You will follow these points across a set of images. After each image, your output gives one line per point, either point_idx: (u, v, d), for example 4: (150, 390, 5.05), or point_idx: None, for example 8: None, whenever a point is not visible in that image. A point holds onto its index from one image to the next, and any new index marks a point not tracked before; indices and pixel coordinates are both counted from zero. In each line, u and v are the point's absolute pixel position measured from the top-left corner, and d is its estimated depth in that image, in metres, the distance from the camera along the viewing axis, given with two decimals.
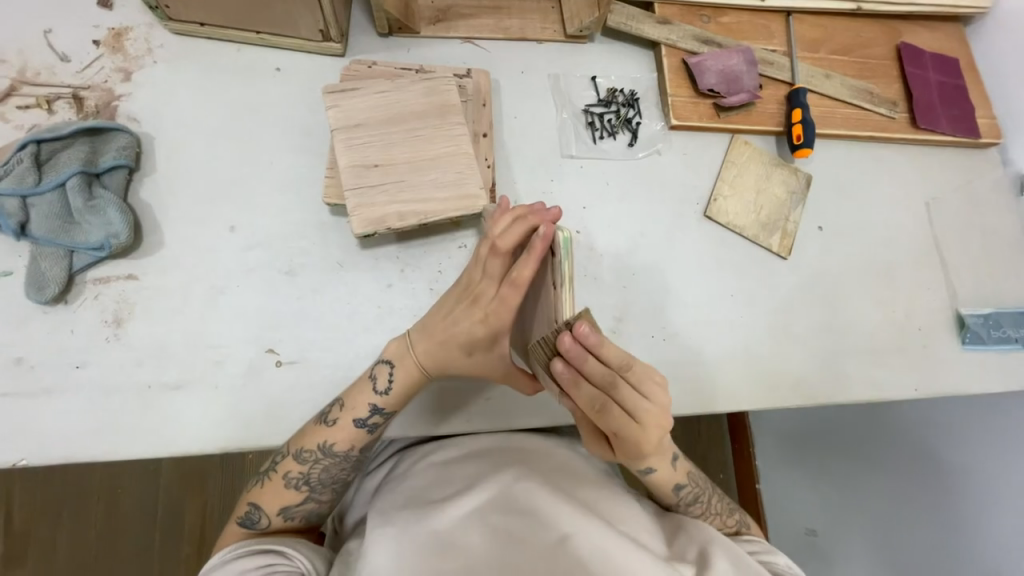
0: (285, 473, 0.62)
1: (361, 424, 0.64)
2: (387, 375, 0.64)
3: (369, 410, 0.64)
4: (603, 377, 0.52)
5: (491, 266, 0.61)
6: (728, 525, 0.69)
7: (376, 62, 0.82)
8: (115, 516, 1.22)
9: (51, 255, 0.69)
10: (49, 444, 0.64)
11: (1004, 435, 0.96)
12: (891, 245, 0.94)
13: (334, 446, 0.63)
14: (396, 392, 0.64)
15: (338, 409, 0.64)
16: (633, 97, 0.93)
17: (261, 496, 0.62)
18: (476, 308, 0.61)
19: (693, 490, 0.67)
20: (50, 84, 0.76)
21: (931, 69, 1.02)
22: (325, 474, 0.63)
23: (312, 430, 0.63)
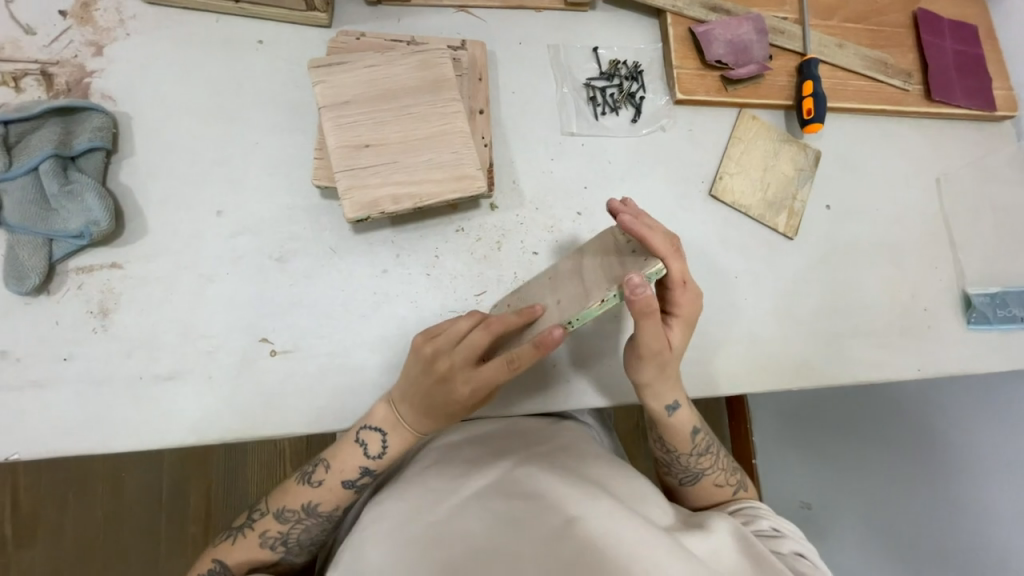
0: (264, 532, 0.63)
1: (349, 485, 0.64)
2: (379, 442, 0.64)
3: (359, 472, 0.64)
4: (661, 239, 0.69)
5: (467, 348, 0.60)
6: (729, 484, 0.73)
7: (365, 33, 0.77)
8: (119, 500, 1.22)
9: (29, 244, 0.66)
10: (41, 437, 0.63)
11: (1004, 415, 0.95)
12: (900, 223, 0.92)
13: (318, 506, 0.64)
14: (389, 458, 0.64)
15: (323, 471, 0.64)
16: (637, 69, 0.88)
17: (229, 555, 0.62)
18: (453, 384, 0.60)
19: (706, 439, 0.74)
20: (16, 60, 0.72)
21: (948, 37, 0.97)
22: (304, 533, 0.64)
23: (295, 489, 0.64)
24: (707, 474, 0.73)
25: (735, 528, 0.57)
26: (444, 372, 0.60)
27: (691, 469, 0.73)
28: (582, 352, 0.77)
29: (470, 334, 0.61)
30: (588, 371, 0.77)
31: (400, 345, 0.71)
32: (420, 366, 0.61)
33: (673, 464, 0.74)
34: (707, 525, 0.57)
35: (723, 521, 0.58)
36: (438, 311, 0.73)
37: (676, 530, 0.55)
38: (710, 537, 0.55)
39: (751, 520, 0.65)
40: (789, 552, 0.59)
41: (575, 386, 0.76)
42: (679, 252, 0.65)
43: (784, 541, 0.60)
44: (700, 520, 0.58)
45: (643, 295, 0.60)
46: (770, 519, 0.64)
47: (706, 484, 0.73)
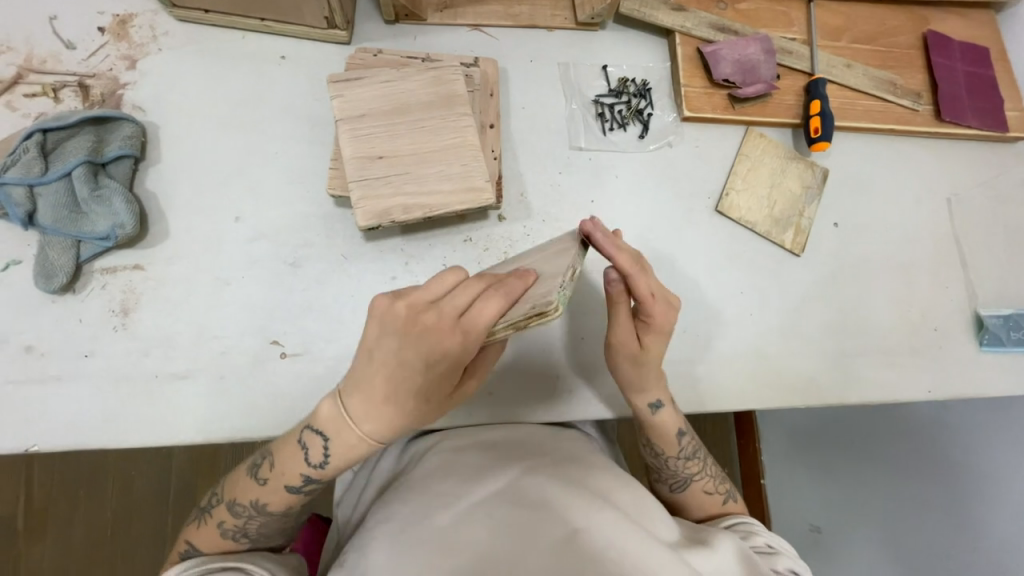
0: (220, 523, 0.61)
1: (294, 489, 0.60)
2: (320, 449, 0.57)
3: (302, 479, 0.59)
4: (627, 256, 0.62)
5: (452, 301, 0.52)
6: (718, 492, 0.72)
7: (382, 50, 0.80)
8: (128, 497, 1.25)
9: (58, 245, 0.69)
10: (60, 430, 0.66)
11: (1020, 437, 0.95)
12: (909, 242, 0.91)
13: (268, 504, 0.61)
14: (331, 468, 0.58)
15: (268, 468, 0.61)
16: (645, 87, 0.90)
17: (196, 539, 0.62)
18: (435, 335, 0.52)
19: (694, 444, 0.72)
20: (56, 72, 0.76)
21: (958, 59, 0.98)
22: (262, 526, 0.62)
23: (245, 484, 0.61)
24: (696, 481, 0.72)
25: (740, 549, 0.57)
26: (422, 322, 0.52)
27: (678, 473, 0.72)
28: (585, 363, 0.78)
29: (456, 292, 0.53)
30: (589, 382, 0.78)
31: None
32: (385, 324, 0.52)
33: (662, 469, 0.73)
34: (711, 541, 0.56)
35: (727, 540, 0.57)
36: None
37: (679, 546, 0.55)
38: (713, 555, 0.54)
39: (745, 536, 0.65)
40: (785, 569, 0.59)
41: (576, 398, 0.77)
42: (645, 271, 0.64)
43: (781, 558, 0.60)
44: (704, 536, 0.58)
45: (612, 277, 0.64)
46: (765, 535, 0.64)
47: (696, 490, 0.72)
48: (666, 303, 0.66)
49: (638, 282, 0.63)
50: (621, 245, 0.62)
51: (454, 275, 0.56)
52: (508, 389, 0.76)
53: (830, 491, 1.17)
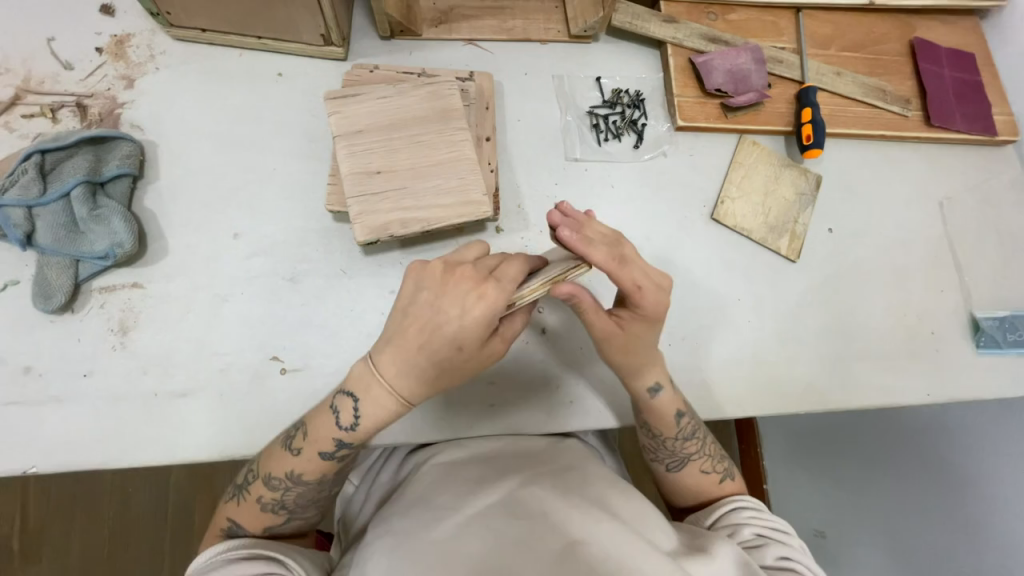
0: (258, 497, 0.61)
1: (327, 456, 0.61)
2: (352, 411, 0.59)
3: (334, 444, 0.60)
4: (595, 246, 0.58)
5: (485, 261, 0.58)
6: (717, 470, 0.72)
7: (378, 66, 0.81)
8: (126, 515, 1.23)
9: (57, 265, 0.69)
10: (59, 450, 0.65)
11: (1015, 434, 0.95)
12: (904, 246, 0.92)
13: (302, 474, 0.61)
14: (363, 428, 0.59)
15: (302, 439, 0.61)
16: (638, 97, 0.91)
17: (237, 518, 0.61)
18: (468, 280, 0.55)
19: (691, 422, 0.71)
20: (54, 93, 0.77)
21: (945, 65, 0.99)
22: (300, 497, 0.62)
23: (278, 457, 0.61)
24: (693, 460, 0.71)
25: (738, 554, 0.57)
26: (460, 272, 0.56)
27: (676, 454, 0.72)
28: (585, 373, 0.79)
29: (481, 259, 0.59)
30: (588, 391, 0.78)
31: None
32: (421, 281, 0.56)
33: (659, 449, 0.72)
34: (710, 550, 0.56)
35: (724, 546, 0.57)
36: None
37: (678, 555, 0.54)
38: (711, 563, 0.54)
39: (732, 530, 0.64)
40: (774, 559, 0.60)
41: (576, 407, 0.77)
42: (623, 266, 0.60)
43: (769, 549, 0.60)
44: (703, 543, 0.58)
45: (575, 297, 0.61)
46: (750, 525, 0.64)
47: (693, 470, 0.71)
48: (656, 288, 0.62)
49: (616, 280, 0.60)
50: (592, 241, 0.59)
51: (478, 250, 0.60)
52: (509, 400, 0.76)
53: (833, 494, 1.18)
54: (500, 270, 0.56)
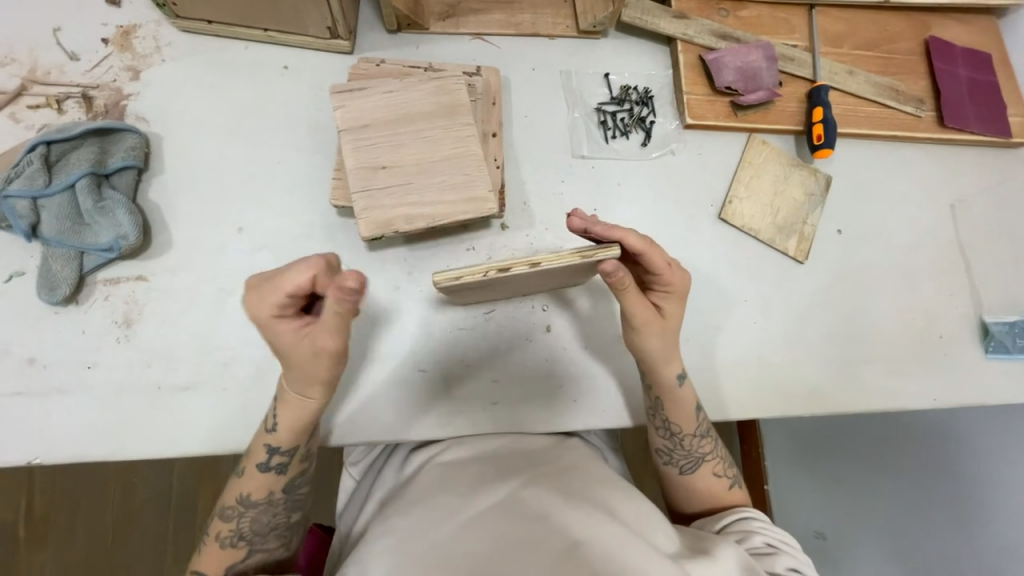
0: (216, 534, 0.62)
1: (264, 468, 0.62)
2: (269, 415, 0.62)
3: (267, 452, 0.62)
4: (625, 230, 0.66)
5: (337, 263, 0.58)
6: (727, 475, 0.73)
7: (385, 60, 0.80)
8: (129, 504, 1.24)
9: (62, 257, 0.69)
10: (63, 442, 0.66)
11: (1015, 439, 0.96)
12: (914, 248, 0.91)
13: (250, 495, 0.62)
14: (282, 429, 0.61)
15: (243, 460, 0.64)
16: (647, 94, 0.90)
17: (199, 563, 0.62)
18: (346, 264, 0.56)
19: (706, 422, 0.73)
20: (60, 83, 0.76)
21: (960, 65, 0.98)
22: (255, 523, 0.63)
23: (228, 485, 0.63)
24: (707, 460, 0.72)
25: (742, 559, 0.56)
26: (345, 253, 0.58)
27: (692, 453, 0.72)
28: (590, 371, 0.78)
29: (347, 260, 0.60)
30: (593, 391, 0.77)
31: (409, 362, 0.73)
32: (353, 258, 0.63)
33: (675, 449, 0.73)
34: (713, 552, 0.56)
35: (729, 551, 0.56)
36: (448, 329, 0.77)
37: (681, 558, 0.54)
38: (714, 565, 0.54)
39: (743, 536, 0.64)
40: (783, 569, 0.59)
41: (580, 407, 0.77)
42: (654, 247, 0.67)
43: (780, 558, 0.60)
44: (705, 546, 0.57)
45: (617, 277, 0.63)
46: (763, 534, 0.63)
47: (705, 473, 0.72)
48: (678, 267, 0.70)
49: (653, 259, 0.67)
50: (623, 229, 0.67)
51: (352, 279, 0.50)
52: (512, 398, 0.76)
53: (835, 497, 1.16)
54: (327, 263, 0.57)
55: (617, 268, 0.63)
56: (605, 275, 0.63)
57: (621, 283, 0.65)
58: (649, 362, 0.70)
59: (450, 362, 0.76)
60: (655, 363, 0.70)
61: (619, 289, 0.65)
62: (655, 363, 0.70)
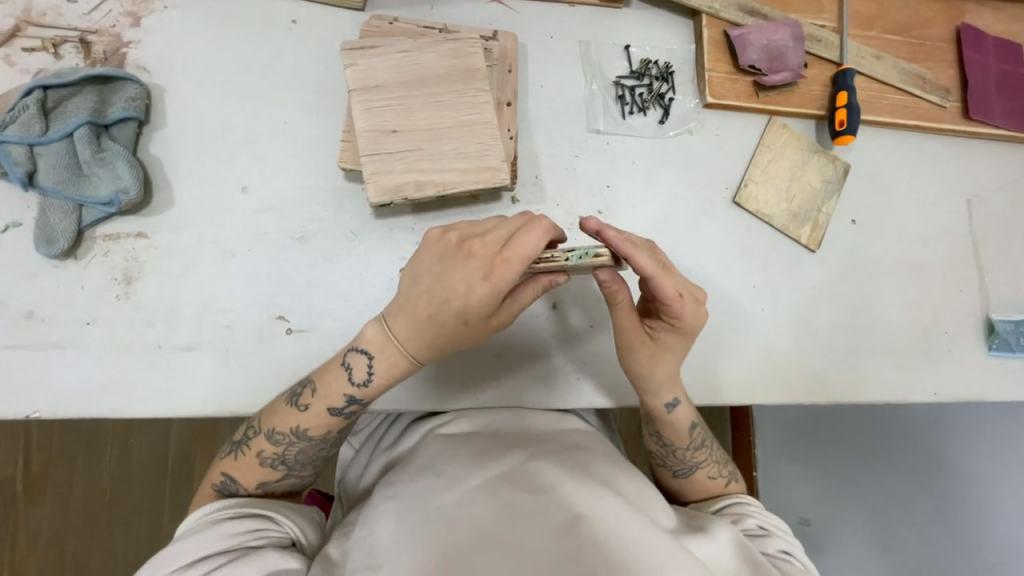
0: (259, 452, 0.61)
1: (336, 412, 0.61)
2: (365, 367, 0.59)
3: (345, 399, 0.60)
4: (635, 248, 0.58)
5: (496, 232, 0.56)
6: (722, 475, 0.73)
7: (398, 19, 0.77)
8: (128, 463, 1.25)
9: (59, 209, 0.67)
10: (63, 396, 0.65)
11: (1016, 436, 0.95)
12: (927, 243, 0.90)
13: (307, 431, 0.61)
14: (376, 386, 0.60)
15: (310, 395, 0.61)
16: (668, 69, 0.87)
17: (232, 469, 0.61)
18: (518, 271, 0.54)
19: (702, 431, 0.72)
20: (56, 26, 0.73)
21: (991, 55, 0.94)
22: (301, 454, 0.62)
23: (283, 412, 0.61)
24: (702, 467, 0.72)
25: (736, 535, 0.57)
26: (505, 259, 0.54)
27: (686, 463, 0.72)
28: (596, 348, 0.78)
29: (508, 227, 0.57)
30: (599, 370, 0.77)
31: None
32: (448, 237, 0.57)
33: (668, 457, 0.73)
34: (709, 528, 0.56)
35: (723, 526, 0.57)
36: None
37: (678, 533, 0.55)
38: (710, 541, 0.54)
39: (737, 518, 0.65)
40: (775, 550, 0.61)
41: (585, 384, 0.76)
42: (665, 270, 0.61)
43: (773, 540, 0.61)
44: (701, 523, 0.58)
45: (609, 288, 0.61)
46: (757, 517, 0.65)
47: (700, 476, 0.72)
48: (692, 301, 0.63)
49: (664, 286, 0.60)
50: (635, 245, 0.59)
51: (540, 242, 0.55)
52: (517, 372, 0.76)
53: (824, 487, 1.20)
54: (500, 246, 0.55)
55: (614, 279, 0.60)
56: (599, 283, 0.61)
57: (615, 295, 0.62)
58: (644, 387, 0.68)
59: None
60: (642, 387, 0.68)
61: (611, 300, 0.62)
62: (642, 390, 0.68)
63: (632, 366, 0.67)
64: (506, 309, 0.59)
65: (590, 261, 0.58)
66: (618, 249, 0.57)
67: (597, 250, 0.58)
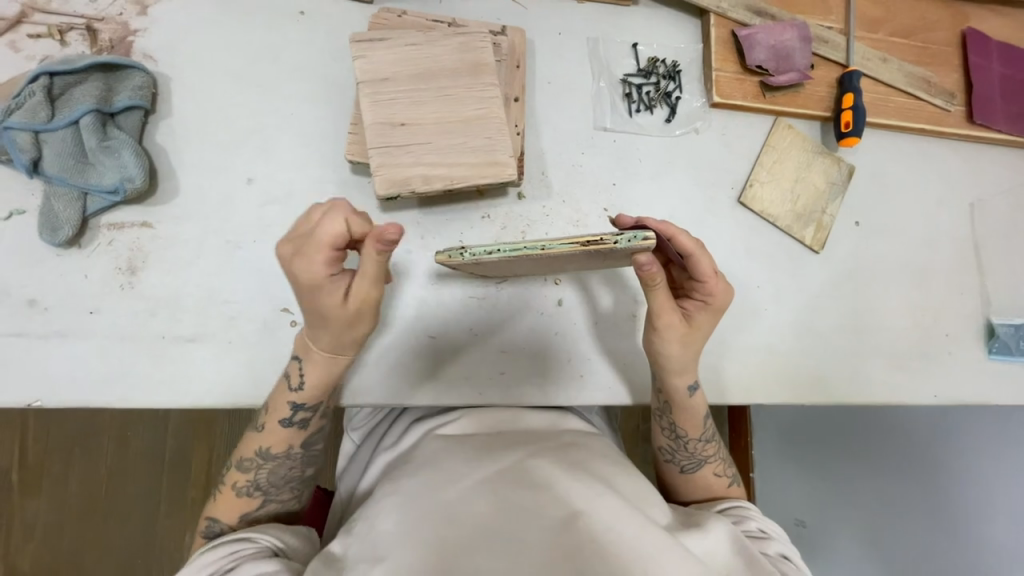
0: (234, 483, 0.63)
1: (287, 423, 0.63)
2: (296, 371, 0.62)
3: (291, 408, 0.63)
4: (674, 230, 0.65)
5: (303, 230, 0.57)
6: (726, 475, 0.74)
7: (406, 12, 0.76)
8: (124, 456, 1.25)
9: (64, 197, 0.66)
10: (65, 386, 0.64)
11: (1012, 438, 0.96)
12: (930, 246, 0.90)
13: (269, 448, 0.63)
14: (310, 386, 0.62)
15: (264, 415, 0.64)
16: (675, 68, 0.87)
17: (213, 510, 0.62)
18: (323, 259, 0.54)
19: (712, 427, 0.74)
20: (62, 13, 0.72)
21: (995, 60, 0.95)
22: (272, 475, 0.64)
23: (245, 438, 0.63)
24: (709, 463, 0.73)
25: (732, 532, 0.57)
26: (297, 258, 0.55)
27: (695, 457, 0.73)
28: (602, 346, 0.75)
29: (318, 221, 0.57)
30: (604, 368, 0.75)
31: (416, 329, 0.72)
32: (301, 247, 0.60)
33: (678, 451, 0.73)
34: (704, 524, 0.57)
35: (720, 522, 0.57)
36: (460, 299, 0.74)
37: (675, 529, 0.55)
38: (705, 535, 0.55)
39: (738, 520, 0.65)
40: (775, 552, 0.60)
41: (589, 381, 0.74)
42: (703, 250, 0.66)
43: (773, 543, 0.61)
44: (697, 519, 0.58)
45: (649, 270, 0.59)
46: (758, 520, 0.65)
47: (707, 473, 0.73)
48: (723, 282, 0.69)
49: (701, 262, 0.66)
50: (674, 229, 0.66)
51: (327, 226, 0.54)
52: (519, 369, 0.73)
53: (819, 488, 1.20)
54: (298, 244, 0.56)
55: (652, 261, 0.59)
56: (637, 267, 0.60)
57: (652, 278, 0.61)
58: (670, 368, 0.68)
59: (452, 330, 0.73)
60: (671, 370, 0.69)
61: (649, 283, 0.62)
62: (670, 372, 0.69)
63: (664, 349, 0.67)
64: (351, 287, 0.56)
65: (638, 246, 0.54)
66: (660, 228, 0.64)
67: (645, 234, 0.53)
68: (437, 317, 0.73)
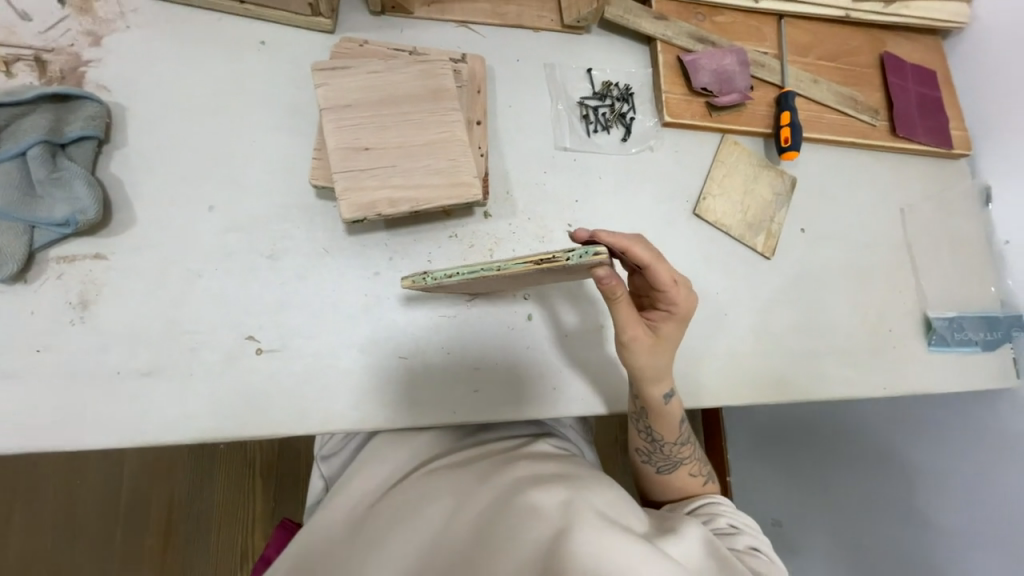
0: None
1: None
2: None
3: None
4: (630, 242, 0.64)
5: None
6: (701, 474, 0.76)
7: (368, 41, 0.79)
8: (73, 508, 1.16)
9: (6, 231, 0.63)
10: (7, 432, 0.61)
11: (967, 428, 1.00)
12: (868, 248, 0.98)
13: None
14: None
15: None
16: (628, 91, 0.93)
17: None
18: None
19: (689, 430, 0.76)
20: (8, 44, 0.70)
21: (910, 80, 1.05)
22: None
23: None
24: (684, 465, 0.75)
25: (705, 535, 0.58)
26: None
27: (672, 459, 0.75)
28: (574, 358, 0.77)
29: None
30: (575, 380, 0.76)
31: (387, 350, 0.72)
32: None
33: (655, 453, 0.75)
34: (678, 529, 0.57)
35: (692, 527, 0.58)
36: (430, 319, 0.74)
37: (653, 537, 0.55)
38: (682, 540, 0.55)
39: (709, 518, 0.68)
40: (745, 546, 0.63)
41: (562, 394, 0.75)
42: (661, 259, 0.67)
43: (742, 537, 0.64)
44: (672, 524, 0.59)
45: (609, 285, 0.61)
46: (728, 516, 0.67)
47: (683, 474, 0.75)
48: (686, 289, 0.70)
49: (658, 273, 0.66)
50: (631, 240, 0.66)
51: None
52: (492, 388, 0.73)
53: (792, 487, 1.26)
54: None
55: (611, 276, 0.60)
56: (597, 281, 0.61)
57: (613, 292, 0.63)
58: (640, 377, 0.70)
59: (426, 351, 0.73)
60: (644, 378, 0.70)
61: (611, 297, 0.63)
62: (643, 381, 0.70)
63: (635, 359, 0.69)
64: None
65: (590, 260, 0.54)
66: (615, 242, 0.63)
67: (596, 249, 0.53)
68: (407, 338, 0.73)
